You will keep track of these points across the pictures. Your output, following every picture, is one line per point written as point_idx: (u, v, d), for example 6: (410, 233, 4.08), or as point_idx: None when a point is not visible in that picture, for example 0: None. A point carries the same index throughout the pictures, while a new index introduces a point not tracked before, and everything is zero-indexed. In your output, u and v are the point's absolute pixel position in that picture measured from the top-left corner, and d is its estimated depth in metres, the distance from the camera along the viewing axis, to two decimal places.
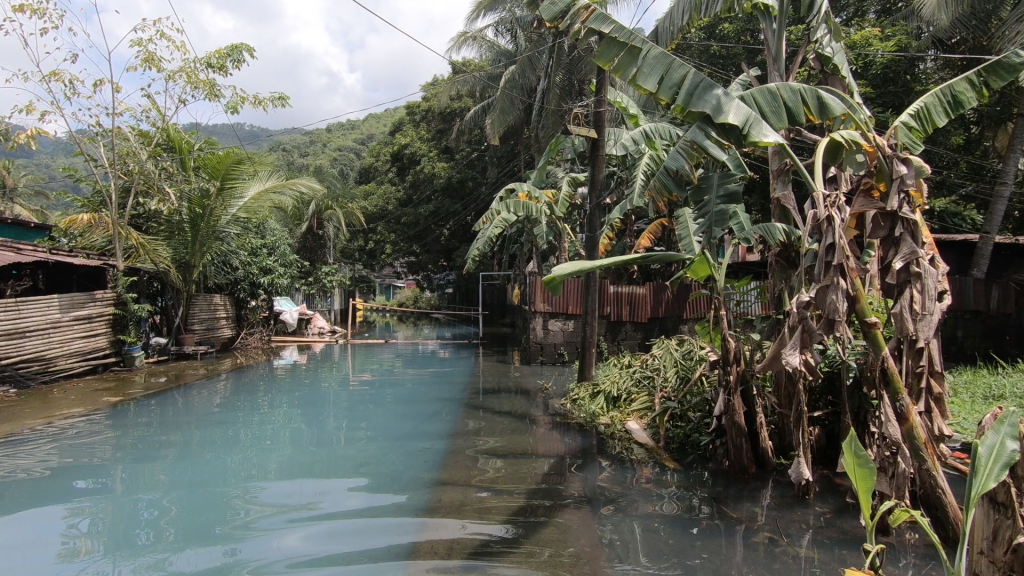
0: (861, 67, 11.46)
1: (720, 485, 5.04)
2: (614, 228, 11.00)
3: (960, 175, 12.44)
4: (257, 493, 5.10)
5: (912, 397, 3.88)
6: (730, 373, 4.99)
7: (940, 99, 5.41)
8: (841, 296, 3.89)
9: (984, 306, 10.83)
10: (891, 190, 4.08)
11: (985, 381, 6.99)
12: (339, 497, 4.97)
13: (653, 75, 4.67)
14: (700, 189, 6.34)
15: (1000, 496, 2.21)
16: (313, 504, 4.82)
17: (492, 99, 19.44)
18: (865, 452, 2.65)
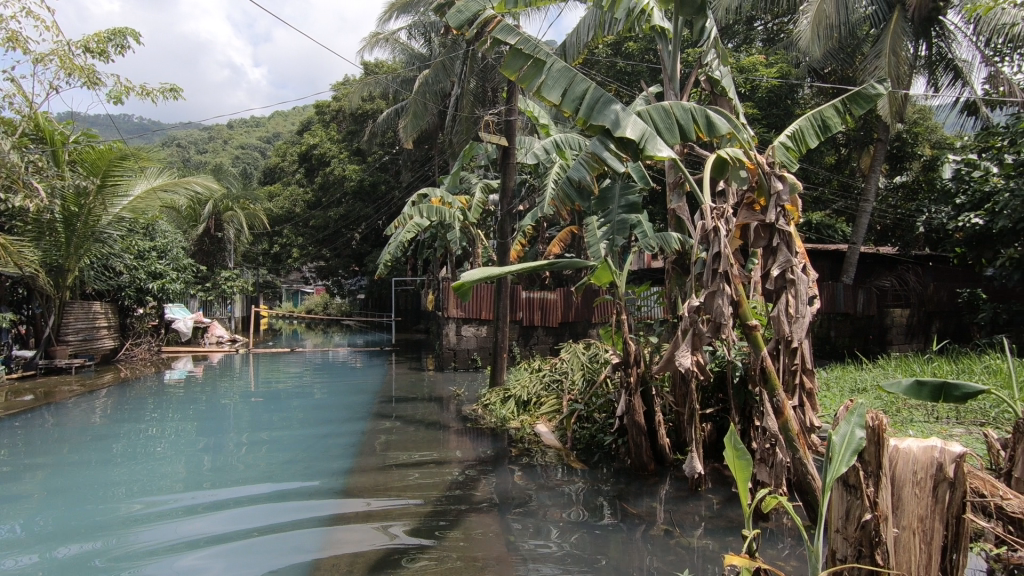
0: (748, 88, 12.45)
1: (622, 482, 5.28)
2: (526, 235, 11.24)
3: (833, 192, 13.83)
4: (141, 513, 4.82)
5: (788, 392, 4.25)
6: (631, 374, 5.29)
7: (812, 123, 6.00)
8: (726, 301, 4.22)
9: (851, 309, 12.16)
10: (770, 204, 4.47)
11: (852, 376, 7.81)
12: (236, 519, 4.68)
13: (557, 88, 4.82)
14: (603, 199, 6.60)
15: (852, 478, 2.47)
16: (207, 520, 4.65)
17: (404, 102, 19.25)
18: (742, 445, 2.84)
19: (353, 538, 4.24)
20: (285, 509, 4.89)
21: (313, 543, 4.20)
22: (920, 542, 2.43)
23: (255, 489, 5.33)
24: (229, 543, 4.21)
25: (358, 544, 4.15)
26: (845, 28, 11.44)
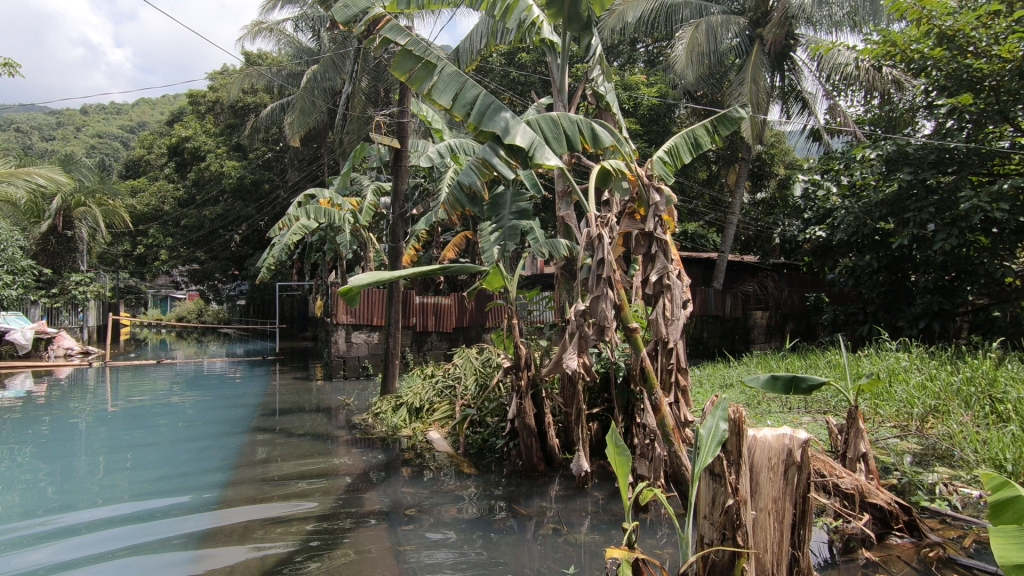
0: (631, 105, 13.26)
1: (513, 484, 5.35)
2: (420, 239, 11.10)
3: (705, 206, 15.14)
4: None
5: (665, 390, 4.54)
6: (522, 378, 5.40)
7: (686, 141, 6.49)
8: (609, 305, 4.43)
9: (720, 311, 13.33)
10: (649, 214, 4.76)
11: (721, 373, 8.55)
12: (88, 544, 4.17)
13: (448, 92, 4.81)
14: (495, 205, 6.65)
15: (717, 468, 2.69)
16: (50, 549, 4.10)
17: (291, 98, 18.28)
18: (622, 441, 2.99)
19: (226, 549, 4.04)
20: (144, 513, 4.81)
21: (184, 531, 4.39)
22: (774, 521, 2.66)
23: (113, 509, 4.88)
24: (78, 570, 3.76)
25: (227, 529, 4.40)
26: (714, 56, 12.61)
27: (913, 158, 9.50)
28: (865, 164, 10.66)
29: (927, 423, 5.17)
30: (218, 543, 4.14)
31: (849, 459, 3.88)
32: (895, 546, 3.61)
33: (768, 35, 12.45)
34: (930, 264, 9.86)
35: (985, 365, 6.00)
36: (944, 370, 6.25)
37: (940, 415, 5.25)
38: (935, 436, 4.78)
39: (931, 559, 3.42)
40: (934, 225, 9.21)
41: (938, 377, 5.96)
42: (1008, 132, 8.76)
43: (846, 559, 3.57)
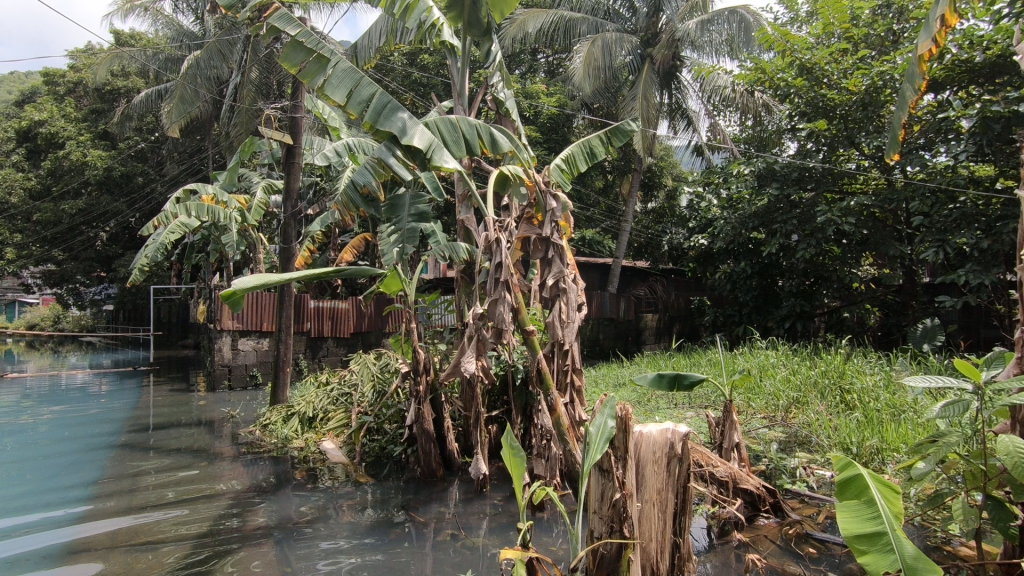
0: (532, 113, 13.58)
1: (410, 491, 5.25)
2: (315, 240, 10.59)
3: (601, 213, 15.85)
4: None
5: (561, 390, 4.65)
6: (420, 383, 5.32)
7: (582, 150, 6.73)
8: (507, 308, 4.46)
9: (615, 314, 13.99)
10: (546, 220, 4.88)
11: (614, 373, 8.94)
12: None
13: (342, 88, 4.64)
14: (393, 207, 6.46)
15: (606, 463, 2.82)
16: None
17: (169, 84, 16.78)
18: (517, 442, 3.02)
19: None
20: None
21: (27, 566, 3.86)
22: (658, 511, 2.82)
23: None
24: None
25: (81, 560, 3.93)
26: (609, 71, 13.26)
27: (779, 175, 10.56)
28: (740, 179, 11.69)
29: (790, 413, 5.74)
30: (74, 572, 3.77)
31: (724, 449, 4.22)
32: (763, 526, 3.95)
33: (657, 54, 13.31)
34: (794, 271, 10.99)
35: (835, 360, 6.79)
36: (804, 365, 6.99)
37: (800, 406, 5.85)
38: (797, 425, 5.32)
39: (791, 536, 3.78)
40: (796, 236, 10.30)
41: (799, 371, 6.65)
42: (854, 155, 10.00)
43: (721, 541, 3.84)
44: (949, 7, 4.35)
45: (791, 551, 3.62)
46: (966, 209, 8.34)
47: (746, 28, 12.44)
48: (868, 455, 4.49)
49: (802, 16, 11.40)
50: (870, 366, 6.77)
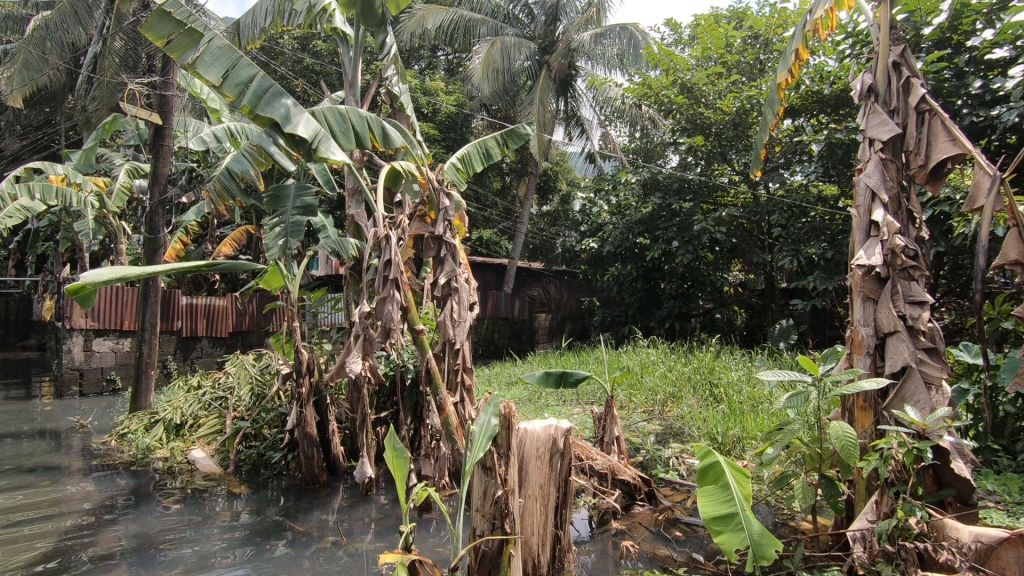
0: (430, 110, 13.46)
1: (290, 500, 4.98)
2: (189, 231, 9.71)
3: (497, 215, 16.04)
4: None
5: (451, 390, 4.63)
6: (303, 385, 5.07)
7: (478, 150, 6.75)
8: (396, 307, 4.35)
9: (509, 313, 14.28)
10: (438, 218, 4.79)
11: (508, 372, 9.08)
12: None
13: (217, 67, 4.30)
14: (276, 198, 6.08)
15: (489, 461, 2.78)
16: None
17: (11, 45, 14.62)
18: (400, 444, 2.96)
19: None
20: None
21: None
22: (540, 506, 2.96)
23: None
24: None
25: None
26: (508, 74, 13.48)
27: (662, 185, 11.32)
28: (628, 187, 12.35)
29: (666, 407, 6.18)
30: None
31: (606, 442, 4.47)
32: (638, 513, 4.20)
33: (554, 62, 13.74)
34: (674, 274, 11.80)
35: (706, 358, 7.40)
36: (680, 362, 7.55)
37: (674, 400, 6.32)
38: (672, 417, 5.73)
39: (663, 522, 4.05)
40: (676, 243, 11.10)
41: (675, 368, 7.19)
42: (727, 170, 10.96)
43: (600, 530, 4.01)
44: (802, 42, 4.88)
45: (661, 535, 3.86)
46: (815, 223, 9.45)
47: (635, 45, 13.21)
48: (730, 444, 4.92)
49: (684, 38, 12.31)
50: (735, 363, 7.46)
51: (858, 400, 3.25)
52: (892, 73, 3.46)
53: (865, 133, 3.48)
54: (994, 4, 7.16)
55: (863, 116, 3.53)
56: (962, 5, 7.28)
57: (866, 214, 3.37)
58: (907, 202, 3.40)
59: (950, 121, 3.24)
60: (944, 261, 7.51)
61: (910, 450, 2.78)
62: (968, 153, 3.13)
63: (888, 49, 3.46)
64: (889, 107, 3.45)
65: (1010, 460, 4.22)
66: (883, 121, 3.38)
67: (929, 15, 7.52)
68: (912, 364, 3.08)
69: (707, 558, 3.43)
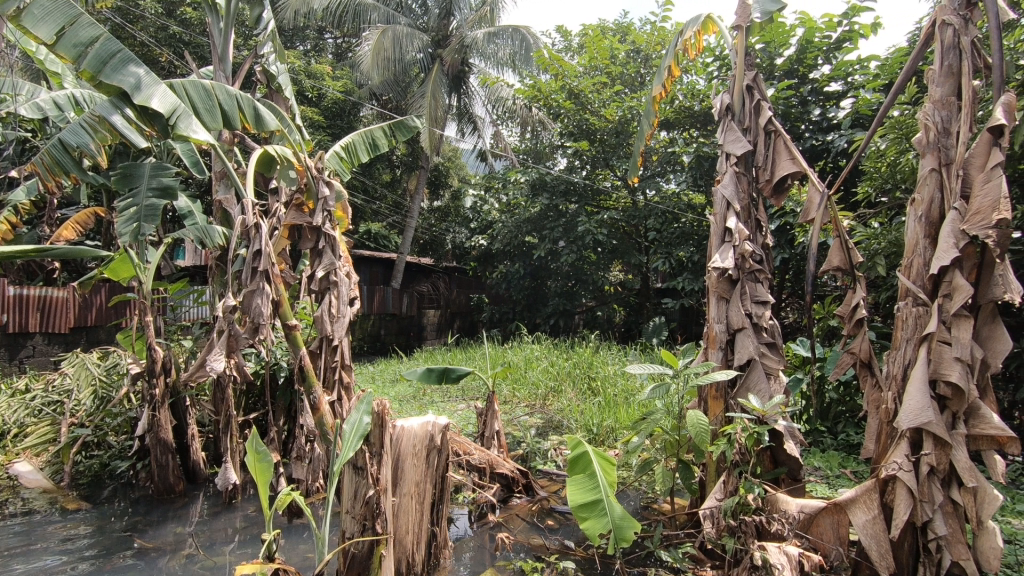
0: (314, 94, 12.83)
1: (139, 513, 4.48)
2: (19, 210, 8.36)
3: (386, 208, 15.61)
4: None
5: (327, 388, 4.42)
6: (156, 386, 4.58)
7: (364, 140, 6.50)
8: (266, 300, 4.07)
9: (397, 309, 13.99)
10: (317, 208, 4.56)
11: (392, 369, 8.88)
12: None
13: (48, 23, 3.75)
14: (128, 176, 5.44)
15: (360, 460, 2.69)
16: None
17: None
18: (264, 446, 2.77)
19: None
20: None
21: None
22: (416, 504, 2.94)
23: None
24: None
25: None
26: (400, 64, 13.23)
27: (550, 186, 11.73)
28: (517, 186, 12.58)
29: (546, 401, 6.40)
30: None
31: (486, 437, 4.54)
32: (516, 505, 4.30)
33: (447, 57, 13.65)
34: (559, 273, 12.26)
35: (585, 353, 7.74)
36: (561, 357, 7.85)
37: (555, 393, 6.56)
38: (552, 411, 5.95)
39: (539, 512, 4.18)
40: (562, 243, 11.53)
41: (556, 363, 7.47)
42: (610, 175, 11.56)
43: (478, 524, 4.01)
44: (674, 61, 5.24)
45: (536, 525, 3.96)
46: (685, 228, 10.26)
47: (526, 47, 13.46)
48: (604, 434, 5.21)
49: (573, 46, 12.80)
50: (612, 358, 7.90)
51: (712, 390, 3.58)
52: (745, 95, 3.82)
53: (723, 147, 3.82)
54: (831, 43, 8.22)
55: (721, 132, 3.88)
56: (807, 41, 8.27)
57: (721, 222, 3.71)
58: (756, 213, 3.79)
59: (791, 142, 3.65)
60: (789, 266, 8.48)
61: (751, 433, 3.11)
62: (804, 171, 3.54)
63: (743, 73, 3.81)
64: (743, 126, 3.81)
65: (832, 439, 4.97)
66: (737, 138, 3.73)
67: (781, 47, 8.47)
68: (755, 357, 3.43)
69: (577, 545, 3.57)
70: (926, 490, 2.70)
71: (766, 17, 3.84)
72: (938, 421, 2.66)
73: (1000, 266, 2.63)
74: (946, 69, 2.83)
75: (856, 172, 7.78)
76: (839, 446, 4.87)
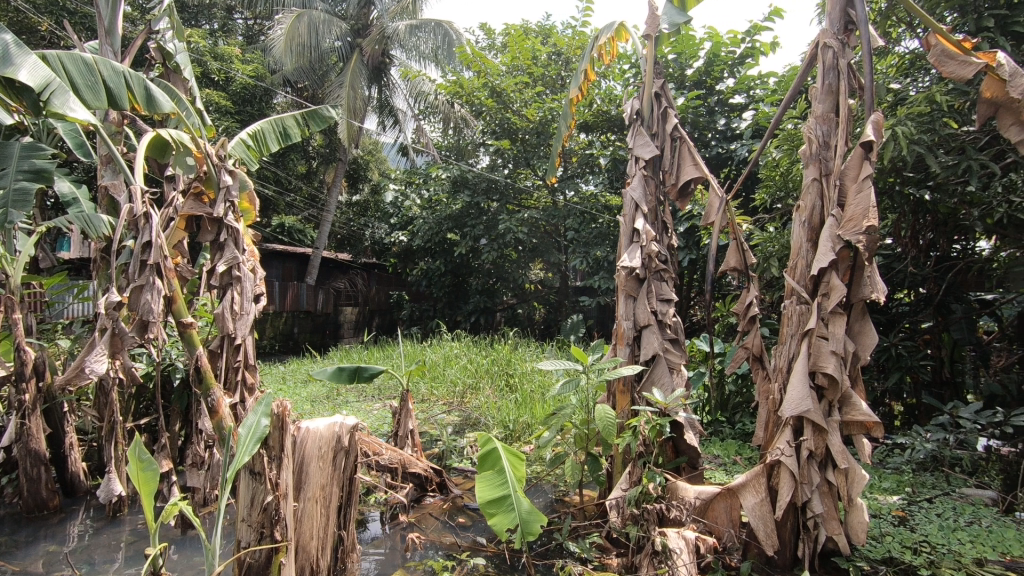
0: (221, 78, 12.09)
1: (4, 533, 4.02)
2: None
3: (301, 201, 14.94)
4: None
5: (228, 389, 4.17)
6: (26, 391, 4.13)
7: (274, 129, 6.15)
8: (156, 297, 3.76)
9: (311, 307, 13.51)
10: (218, 198, 4.27)
11: (304, 368, 8.54)
12: None
13: None
14: None
15: (257, 466, 2.55)
16: None
17: None
18: (148, 454, 2.55)
19: None
20: None
21: None
22: (321, 508, 2.83)
23: None
24: None
25: None
26: (316, 52, 12.74)
27: (470, 184, 11.70)
28: (438, 182, 12.47)
29: (464, 398, 6.39)
30: None
31: (400, 437, 4.45)
32: (429, 504, 4.27)
33: (366, 47, 13.28)
34: (480, 270, 12.30)
35: (504, 350, 7.81)
36: (480, 355, 7.87)
37: (472, 391, 6.55)
38: (470, 409, 5.95)
39: (452, 509, 4.18)
40: (483, 240, 11.58)
41: (474, 360, 7.47)
42: (530, 175, 11.71)
43: (391, 525, 3.95)
44: (590, 65, 5.37)
45: (447, 523, 3.95)
46: (602, 229, 10.59)
47: (449, 43, 13.30)
48: (520, 430, 5.29)
49: (496, 45, 12.85)
50: (530, 354, 8.03)
51: (619, 384, 3.71)
52: (654, 102, 3.98)
53: (632, 151, 3.96)
54: (735, 58, 8.77)
55: (631, 136, 4.01)
56: (714, 55, 8.77)
57: (630, 222, 3.85)
58: (662, 215, 3.96)
59: (694, 148, 3.86)
60: (696, 267, 8.98)
61: (654, 425, 3.27)
62: (705, 177, 3.76)
63: (652, 80, 3.96)
64: (652, 130, 3.97)
65: (730, 428, 5.31)
66: (646, 142, 3.88)
67: (691, 59, 8.93)
68: (660, 352, 3.61)
69: (489, 541, 3.60)
70: (805, 473, 2.96)
71: (674, 29, 4.00)
72: (815, 409, 2.91)
73: (869, 268, 2.92)
74: (827, 87, 3.10)
75: (755, 180, 8.35)
76: (736, 435, 5.22)
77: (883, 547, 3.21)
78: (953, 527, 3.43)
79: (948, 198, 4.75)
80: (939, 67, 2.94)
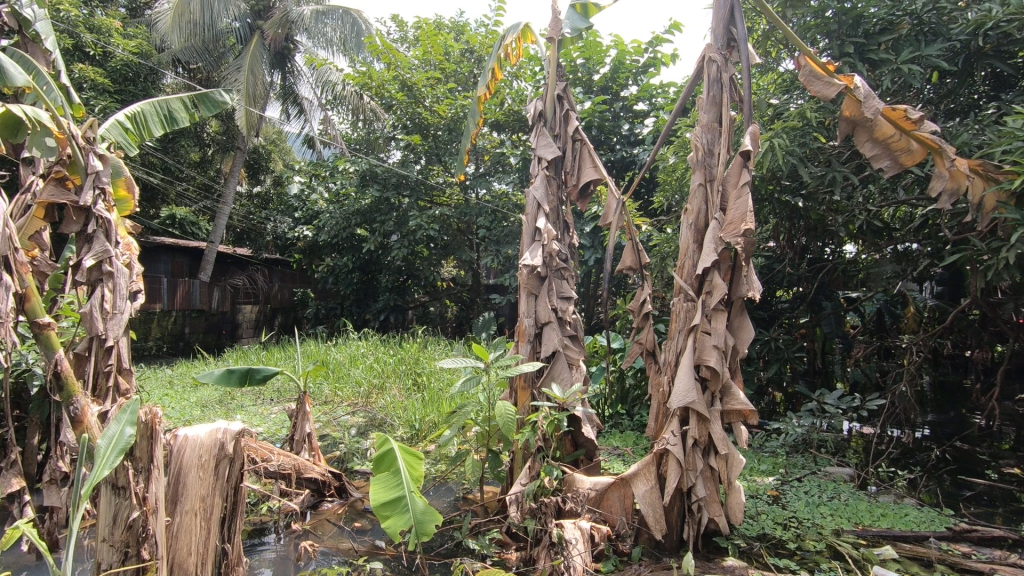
0: (97, 53, 10.95)
1: None
2: None
3: (194, 190, 13.88)
4: None
5: (98, 396, 3.72)
6: None
7: (156, 111, 5.62)
8: (4, 293, 3.30)
9: (205, 305, 12.62)
10: (85, 183, 3.85)
11: (195, 370, 7.96)
12: None
13: None
14: None
15: (120, 481, 2.45)
16: None
17: None
18: None
19: None
20: None
21: None
22: (201, 521, 2.57)
23: None
24: None
25: None
26: (210, 31, 11.88)
27: (380, 178, 11.23)
28: (346, 176, 12.07)
29: (369, 398, 6.23)
30: None
31: (296, 441, 4.25)
32: (326, 509, 4.11)
33: (267, 30, 12.62)
34: (389, 267, 12.04)
35: (412, 348, 7.72)
36: (387, 353, 7.71)
37: (378, 390, 6.39)
38: (375, 409, 5.81)
39: (351, 513, 4.05)
40: (393, 236, 11.33)
41: (380, 360, 7.29)
42: (442, 172, 11.59)
43: (285, 534, 3.75)
44: (497, 65, 5.39)
45: (345, 528, 3.81)
46: (513, 228, 10.71)
47: (357, 32, 12.90)
48: (426, 429, 5.23)
49: (408, 38, 12.61)
50: (439, 352, 7.98)
51: (521, 381, 3.77)
52: (556, 104, 4.07)
53: (536, 151, 4.02)
54: (638, 67, 9.16)
55: (534, 136, 4.07)
56: (619, 62, 9.12)
57: (532, 221, 3.90)
58: (563, 214, 4.06)
59: (593, 151, 3.99)
60: (602, 266, 9.31)
61: (552, 420, 3.34)
62: (603, 179, 3.90)
63: (554, 82, 4.04)
64: (554, 132, 4.05)
65: (628, 420, 5.57)
66: (548, 142, 3.96)
67: (598, 64, 9.22)
68: (559, 348, 3.70)
69: (388, 543, 3.54)
70: (691, 460, 3.15)
71: (575, 33, 4.09)
72: (700, 401, 3.11)
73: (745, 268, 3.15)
74: (712, 98, 3.30)
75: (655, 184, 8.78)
76: (634, 426, 5.48)
77: (758, 525, 3.48)
78: (817, 502, 3.80)
79: (818, 205, 5.24)
80: (809, 87, 3.21)
